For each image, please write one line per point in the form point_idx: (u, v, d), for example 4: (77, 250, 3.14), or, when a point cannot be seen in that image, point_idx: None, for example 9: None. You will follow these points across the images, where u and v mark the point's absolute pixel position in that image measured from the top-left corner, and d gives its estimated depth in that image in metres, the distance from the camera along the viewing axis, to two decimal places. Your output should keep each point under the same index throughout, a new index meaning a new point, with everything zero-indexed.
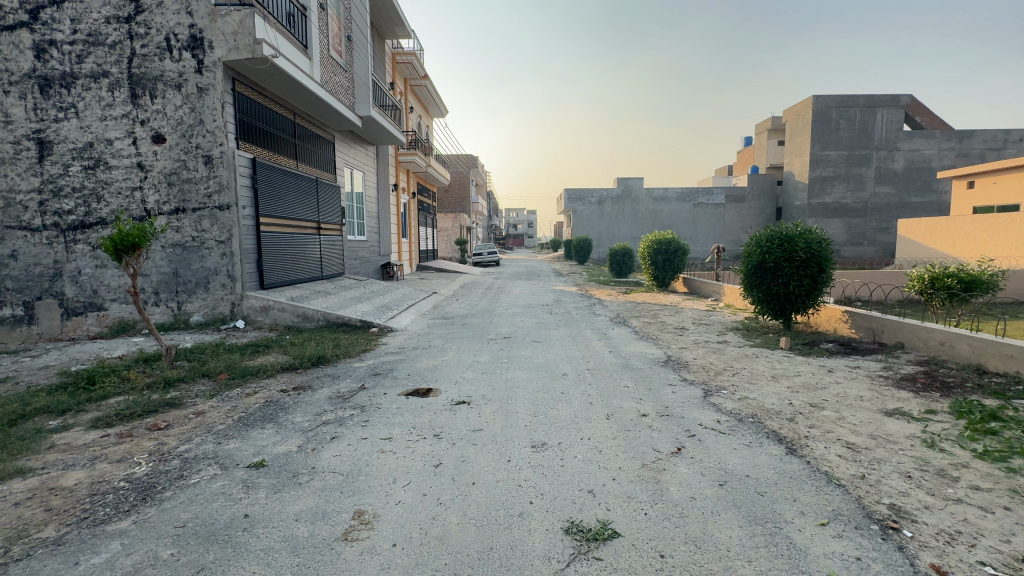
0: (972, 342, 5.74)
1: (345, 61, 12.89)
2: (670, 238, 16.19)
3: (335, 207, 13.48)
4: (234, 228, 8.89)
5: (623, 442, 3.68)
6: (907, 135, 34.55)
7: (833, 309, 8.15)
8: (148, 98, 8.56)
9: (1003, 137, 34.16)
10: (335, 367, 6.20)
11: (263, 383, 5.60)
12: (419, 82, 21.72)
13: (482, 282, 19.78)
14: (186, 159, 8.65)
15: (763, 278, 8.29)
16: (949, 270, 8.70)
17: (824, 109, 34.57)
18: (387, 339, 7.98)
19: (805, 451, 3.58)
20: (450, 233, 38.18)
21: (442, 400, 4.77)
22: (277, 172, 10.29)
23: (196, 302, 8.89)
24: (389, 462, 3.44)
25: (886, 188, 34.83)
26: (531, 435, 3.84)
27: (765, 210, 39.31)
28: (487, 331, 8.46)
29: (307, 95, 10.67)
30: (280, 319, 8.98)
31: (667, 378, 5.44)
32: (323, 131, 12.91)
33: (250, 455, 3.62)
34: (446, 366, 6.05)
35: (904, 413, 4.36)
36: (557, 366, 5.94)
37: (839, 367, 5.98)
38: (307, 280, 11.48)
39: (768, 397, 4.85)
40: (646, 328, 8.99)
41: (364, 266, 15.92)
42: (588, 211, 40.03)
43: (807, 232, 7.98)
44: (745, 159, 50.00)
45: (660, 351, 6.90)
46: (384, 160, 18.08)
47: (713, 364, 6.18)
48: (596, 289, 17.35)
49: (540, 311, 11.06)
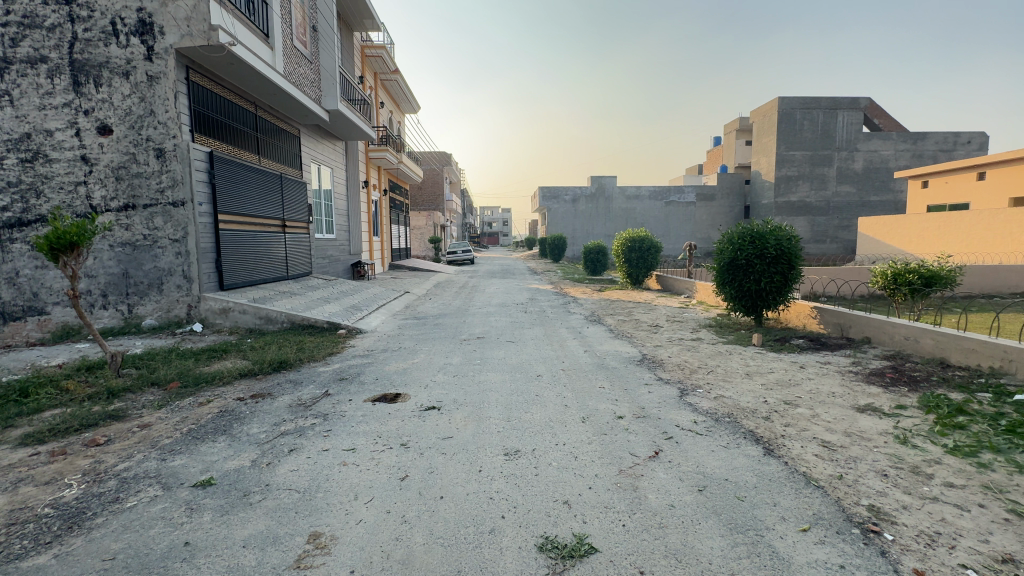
0: (935, 337, 5.86)
1: (310, 52, 12.38)
2: (644, 236, 16.28)
3: (301, 204, 12.96)
4: (190, 226, 8.39)
5: (599, 447, 3.54)
6: (866, 136, 35.93)
7: (803, 305, 8.26)
8: (92, 86, 7.97)
9: (953, 139, 35.97)
10: (298, 372, 5.87)
11: (219, 391, 5.24)
12: (390, 77, 21.21)
13: (456, 281, 19.48)
14: (135, 152, 8.10)
15: (735, 275, 8.33)
16: (910, 266, 8.95)
17: (789, 110, 35.61)
18: (356, 341, 7.66)
19: (782, 451, 3.52)
20: (424, 232, 37.63)
21: (411, 405, 4.54)
22: (237, 166, 9.78)
23: (148, 304, 8.35)
24: (352, 476, 3.21)
25: (847, 187, 36.16)
26: (504, 441, 3.67)
27: (734, 208, 40.25)
28: (460, 331, 8.24)
29: (269, 87, 10.17)
30: (242, 322, 8.54)
31: (643, 378, 5.35)
32: (287, 125, 12.38)
33: (196, 473, 3.32)
34: (417, 369, 5.80)
35: (875, 408, 4.38)
36: (531, 367, 5.78)
37: (810, 363, 6.02)
38: (271, 280, 10.98)
39: (743, 395, 4.81)
40: (621, 327, 8.94)
41: (333, 265, 15.43)
42: (563, 209, 40.16)
43: (777, 229, 8.04)
44: (714, 158, 51.14)
45: (635, 350, 6.83)
46: (353, 156, 17.55)
47: (687, 362, 6.14)
48: (571, 286, 17.34)
49: (514, 310, 10.89)
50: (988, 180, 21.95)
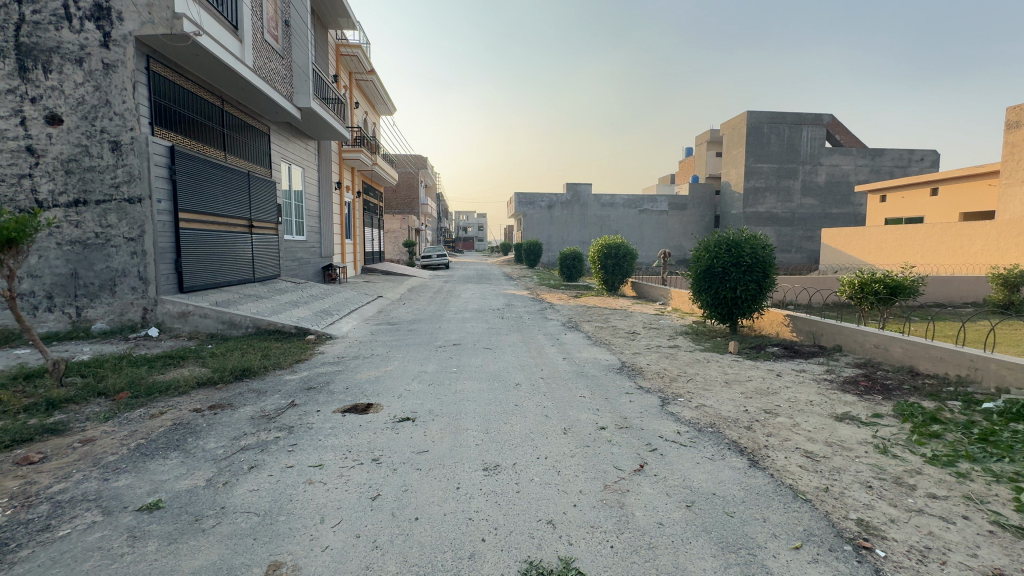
0: (904, 345, 5.99)
1: (282, 47, 11.97)
2: (620, 243, 16.41)
3: (270, 204, 12.46)
4: (147, 224, 7.89)
5: (582, 460, 3.39)
6: (828, 151, 37.45)
7: (776, 313, 8.38)
8: (40, 72, 7.42)
9: (907, 157, 37.93)
10: (262, 380, 5.52)
11: (174, 402, 4.85)
12: (366, 77, 20.82)
13: (431, 285, 19.15)
14: (87, 144, 7.57)
15: (711, 283, 8.38)
16: (876, 276, 9.23)
17: (757, 123, 36.83)
18: (325, 347, 7.32)
19: (767, 463, 3.45)
20: (398, 235, 37.05)
21: (384, 416, 4.29)
22: (201, 162, 9.29)
23: (99, 307, 7.80)
24: (319, 496, 2.96)
25: (811, 200, 37.60)
26: (482, 455, 3.48)
27: (705, 217, 41.23)
28: (434, 337, 8.00)
29: (237, 80, 9.73)
30: (202, 326, 8.07)
31: (624, 386, 5.25)
32: (256, 122, 11.90)
33: (142, 495, 3.00)
34: (389, 378, 5.55)
35: (853, 417, 4.39)
36: (509, 375, 5.60)
37: (786, 371, 6.05)
38: (236, 282, 10.47)
39: (724, 404, 4.76)
40: (598, 333, 8.87)
41: (303, 268, 14.90)
42: (538, 215, 40.28)
43: (752, 238, 8.15)
44: (686, 168, 52.38)
45: (614, 357, 6.75)
46: (326, 156, 17.06)
47: (667, 370, 6.08)
48: (547, 292, 17.29)
49: (491, 315, 10.70)
50: (940, 196, 23.16)
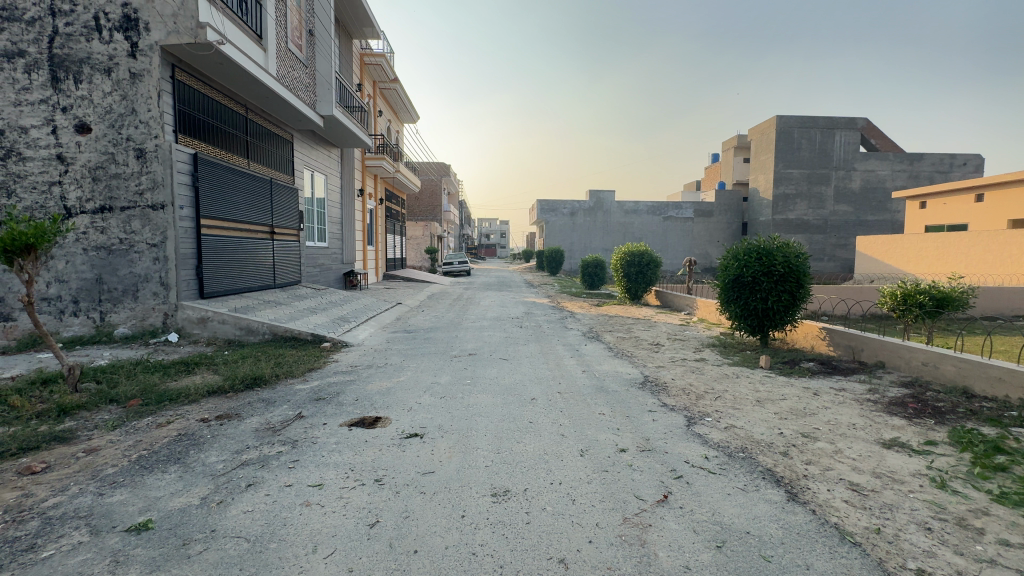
0: (957, 363, 5.48)
1: (305, 55, 12.12)
2: (643, 250, 15.99)
3: (292, 210, 12.56)
4: (169, 230, 7.98)
5: (599, 487, 3.11)
6: (863, 156, 36.06)
7: (810, 325, 7.89)
8: (72, 82, 7.61)
9: (948, 161, 36.16)
10: (273, 389, 5.41)
11: (182, 411, 4.77)
12: (389, 85, 21.03)
13: (451, 292, 19.05)
14: (114, 151, 7.71)
15: (741, 293, 7.95)
16: (921, 287, 8.62)
17: (787, 128, 35.80)
18: (339, 356, 7.20)
19: (807, 497, 3.09)
20: (420, 242, 37.28)
21: (391, 432, 4.09)
22: (223, 169, 9.40)
23: (122, 312, 7.90)
24: (314, 521, 2.76)
25: (844, 206, 36.21)
26: (491, 478, 3.23)
27: (731, 224, 40.19)
28: (450, 347, 7.80)
29: (260, 88, 9.84)
30: (220, 332, 8.09)
31: (646, 404, 4.92)
32: (280, 130, 12.05)
33: (134, 513, 2.86)
34: (400, 389, 5.36)
35: (903, 444, 3.97)
36: (525, 389, 5.33)
37: (824, 390, 5.61)
38: (257, 288, 10.54)
39: (756, 426, 4.39)
40: (620, 344, 8.53)
41: (324, 274, 14.99)
42: (560, 222, 39.96)
43: (785, 245, 7.69)
44: (712, 174, 51.31)
45: (636, 371, 6.41)
46: (349, 163, 17.20)
47: (693, 386, 5.71)
48: (568, 301, 16.95)
49: (509, 324, 10.46)
50: (986, 202, 21.80)
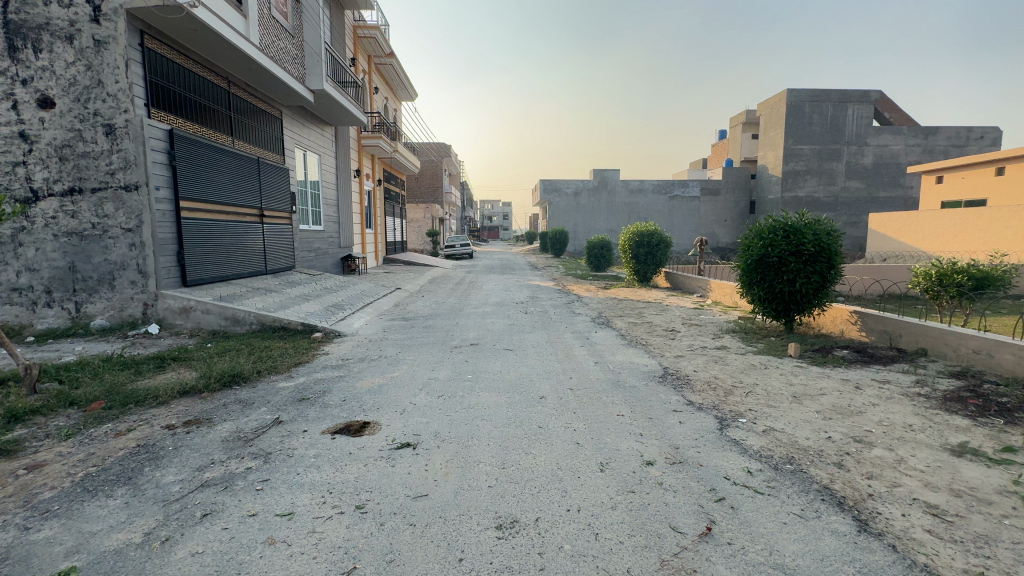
0: (1016, 351, 4.88)
1: (292, 24, 11.31)
2: (652, 230, 15.28)
3: (283, 192, 11.91)
4: (145, 213, 7.39)
5: (626, 516, 2.56)
6: (876, 130, 34.83)
7: (840, 308, 7.28)
8: (30, 51, 6.86)
9: (965, 134, 34.87)
10: (253, 388, 4.87)
11: (148, 415, 4.23)
12: (385, 60, 20.06)
13: (453, 276, 18.47)
14: (81, 128, 7.06)
15: (765, 275, 7.30)
16: (958, 267, 7.98)
17: (797, 102, 34.57)
18: (330, 347, 6.65)
19: (880, 526, 2.53)
20: (421, 225, 36.63)
21: (380, 441, 3.55)
22: (203, 147, 8.73)
23: (98, 302, 7.35)
24: (276, 566, 2.22)
25: (856, 182, 35.16)
26: (495, 503, 2.70)
27: (739, 203, 39.18)
28: (451, 336, 7.24)
29: (241, 58, 9.11)
30: (204, 323, 7.56)
31: (669, 402, 4.35)
32: (267, 106, 11.32)
33: (58, 557, 2.33)
34: (394, 387, 4.81)
35: (976, 452, 3.40)
36: (532, 386, 4.78)
37: (866, 382, 5.02)
38: (246, 274, 9.99)
39: (799, 429, 3.83)
40: (632, 331, 7.95)
41: (320, 259, 14.41)
42: (563, 203, 39.12)
43: (814, 222, 7.01)
44: (719, 152, 50.00)
45: (653, 362, 5.85)
46: (344, 142, 16.43)
47: (719, 380, 5.13)
48: (574, 283, 16.35)
49: (513, 310, 9.88)
50: (1007, 175, 20.88)
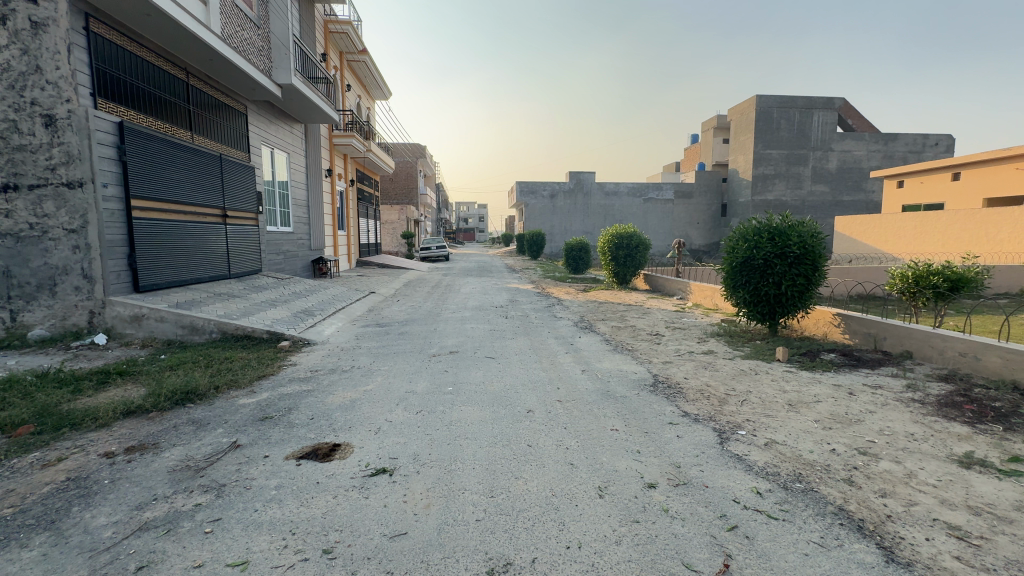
0: (1003, 353, 4.83)
1: (256, 15, 10.71)
2: (631, 232, 15.19)
3: (248, 191, 11.26)
4: (91, 212, 6.78)
5: (634, 553, 2.28)
6: (840, 136, 36.00)
7: (823, 311, 7.23)
8: None
9: (922, 141, 36.32)
10: (209, 406, 4.40)
11: (85, 441, 3.71)
12: (357, 57, 19.46)
13: (429, 279, 18.00)
14: (15, 118, 6.26)
15: (750, 277, 7.18)
16: (934, 268, 8.05)
17: (766, 108, 35.43)
18: (297, 357, 6.18)
19: (906, 553, 2.32)
20: (395, 227, 35.87)
21: (351, 466, 3.18)
22: (158, 142, 8.10)
23: (36, 311, 6.55)
24: None
25: (821, 187, 36.26)
26: (486, 541, 2.37)
27: (712, 206, 39.87)
28: (428, 344, 6.84)
29: (200, 47, 8.51)
30: (158, 332, 6.96)
31: (664, 414, 4.10)
32: (231, 101, 10.71)
33: None
34: (367, 403, 4.41)
35: (983, 463, 3.26)
36: (518, 398, 4.46)
37: (858, 388, 4.89)
38: (206, 278, 9.35)
39: (802, 441, 3.63)
40: (617, 336, 7.74)
41: (289, 262, 13.76)
42: (540, 205, 38.99)
43: (798, 224, 6.93)
44: (691, 156, 50.90)
45: (642, 369, 5.62)
46: (314, 140, 15.79)
47: (711, 388, 4.93)
48: (553, 286, 16.07)
49: (493, 314, 9.55)
50: (962, 180, 21.76)
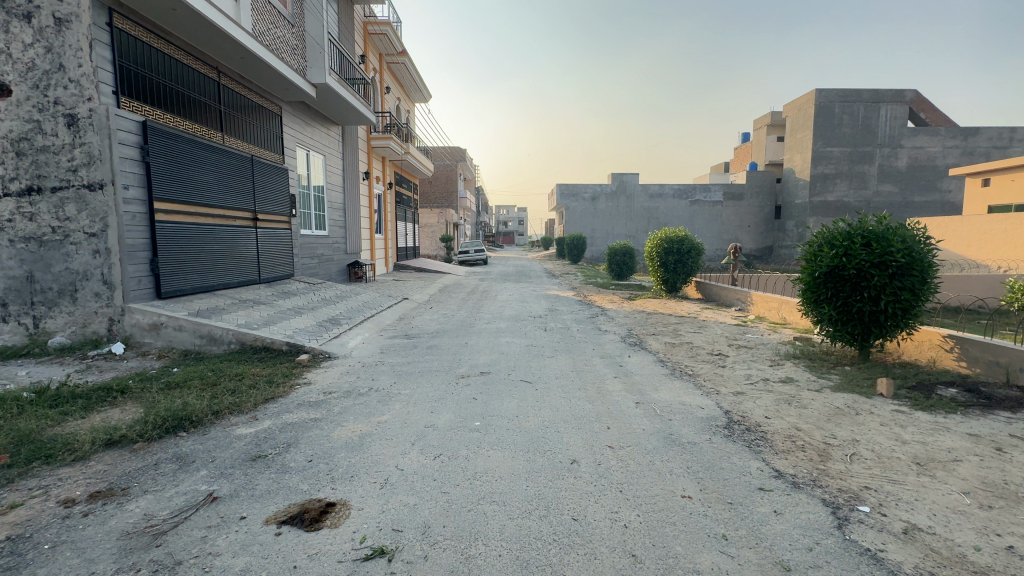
0: None
1: (291, 13, 10.42)
2: (681, 236, 13.96)
3: (281, 194, 10.96)
4: (111, 215, 6.45)
5: None
6: (911, 131, 32.82)
7: (930, 332, 5.97)
8: None
9: (1008, 135, 32.46)
10: (202, 438, 3.81)
11: (53, 479, 3.19)
12: (397, 58, 19.21)
13: (465, 284, 17.41)
14: (40, 118, 6.10)
15: (838, 290, 6.02)
16: None
17: (827, 103, 32.88)
18: (313, 375, 5.61)
19: None
20: (434, 230, 35.78)
21: (344, 539, 2.47)
22: (184, 142, 7.81)
23: (58, 317, 6.34)
24: None
25: (889, 186, 33.20)
26: None
27: (765, 208, 37.42)
28: (457, 362, 6.10)
29: (229, 44, 8.20)
30: (177, 341, 6.60)
31: (750, 474, 3.16)
32: (265, 101, 10.47)
33: None
34: (378, 441, 3.68)
35: None
36: (558, 442, 3.61)
37: (1004, 442, 3.72)
38: (234, 283, 9.04)
39: (958, 531, 2.59)
40: (672, 355, 6.73)
41: (323, 266, 13.49)
42: (580, 208, 37.82)
43: (900, 227, 5.74)
44: (741, 156, 48.25)
45: (709, 402, 4.63)
46: (352, 143, 15.57)
47: (802, 433, 3.91)
48: (595, 293, 15.02)
49: (530, 326, 8.72)
50: None
